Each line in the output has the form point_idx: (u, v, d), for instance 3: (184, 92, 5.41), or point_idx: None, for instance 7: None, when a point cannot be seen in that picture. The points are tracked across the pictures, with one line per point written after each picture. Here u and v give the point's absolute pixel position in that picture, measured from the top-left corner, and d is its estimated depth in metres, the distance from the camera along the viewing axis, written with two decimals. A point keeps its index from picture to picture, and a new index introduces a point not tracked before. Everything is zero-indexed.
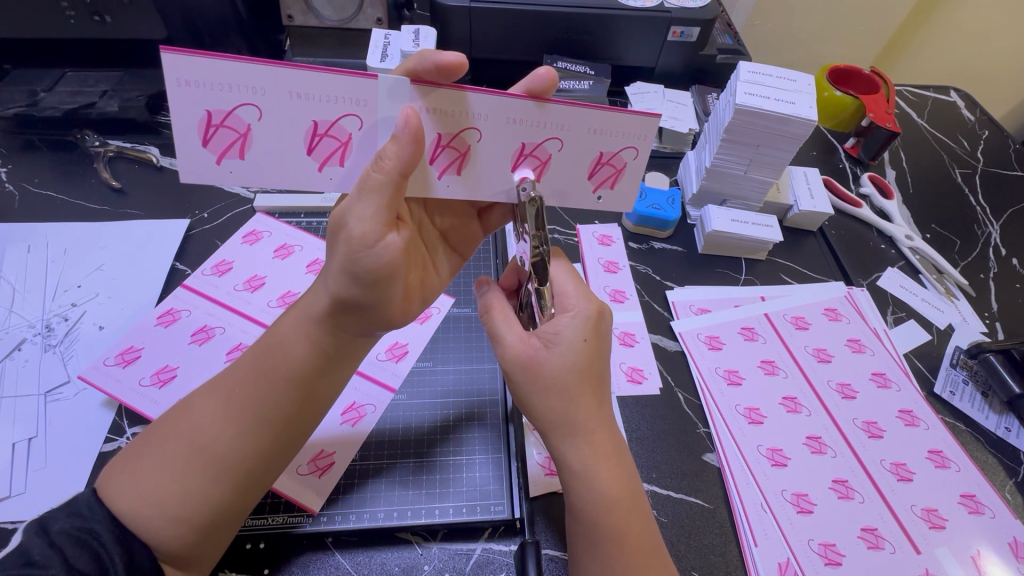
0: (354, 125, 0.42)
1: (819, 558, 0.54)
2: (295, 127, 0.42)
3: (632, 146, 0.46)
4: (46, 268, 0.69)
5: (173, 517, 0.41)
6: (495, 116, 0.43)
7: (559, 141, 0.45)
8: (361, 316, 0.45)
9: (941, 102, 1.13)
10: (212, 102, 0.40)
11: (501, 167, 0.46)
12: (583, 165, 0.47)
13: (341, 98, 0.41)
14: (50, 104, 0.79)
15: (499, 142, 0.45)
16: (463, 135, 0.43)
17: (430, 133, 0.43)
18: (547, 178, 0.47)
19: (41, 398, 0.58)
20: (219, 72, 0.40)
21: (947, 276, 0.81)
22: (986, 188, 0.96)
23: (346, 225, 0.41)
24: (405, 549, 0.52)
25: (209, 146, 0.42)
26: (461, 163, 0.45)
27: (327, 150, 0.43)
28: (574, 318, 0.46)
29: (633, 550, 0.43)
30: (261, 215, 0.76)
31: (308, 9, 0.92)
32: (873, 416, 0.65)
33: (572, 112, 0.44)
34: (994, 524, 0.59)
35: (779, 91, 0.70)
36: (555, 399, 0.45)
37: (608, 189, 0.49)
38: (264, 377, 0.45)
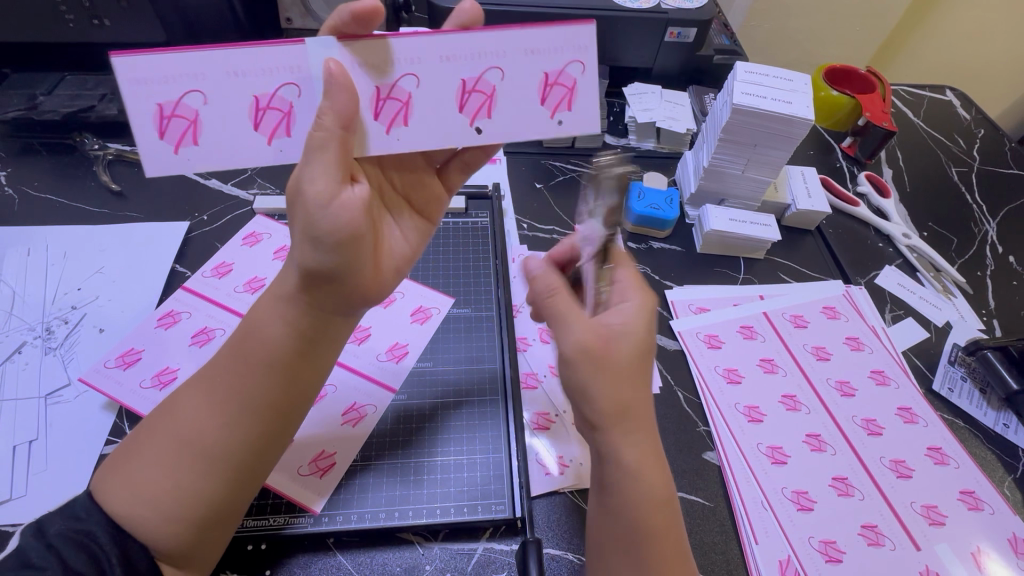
0: (294, 93, 0.43)
1: (820, 556, 0.54)
2: (238, 107, 0.43)
3: (574, 59, 0.47)
4: (46, 271, 0.69)
5: (167, 516, 0.41)
6: (427, 58, 0.44)
7: (498, 70, 0.46)
8: (333, 287, 0.45)
9: (937, 101, 1.14)
10: (163, 94, 0.42)
11: (448, 110, 0.46)
12: (530, 90, 0.47)
13: (278, 68, 0.43)
14: (49, 107, 0.80)
15: (437, 85, 0.45)
16: (401, 82, 0.44)
17: (366, 87, 0.44)
18: (496, 116, 0.47)
19: (41, 401, 0.58)
20: (164, 65, 0.41)
21: (945, 274, 0.82)
22: (982, 186, 0.96)
23: (302, 190, 0.41)
24: (406, 549, 0.52)
25: (166, 138, 0.43)
26: (406, 113, 0.45)
27: (273, 122, 0.44)
28: (636, 304, 0.48)
29: (669, 545, 0.44)
30: (261, 217, 0.76)
31: (306, 11, 0.96)
32: (873, 414, 0.66)
33: (499, 35, 0.45)
34: (993, 520, 0.59)
35: (776, 91, 0.70)
36: (620, 388, 0.44)
37: (566, 110, 0.48)
38: (244, 364, 0.45)
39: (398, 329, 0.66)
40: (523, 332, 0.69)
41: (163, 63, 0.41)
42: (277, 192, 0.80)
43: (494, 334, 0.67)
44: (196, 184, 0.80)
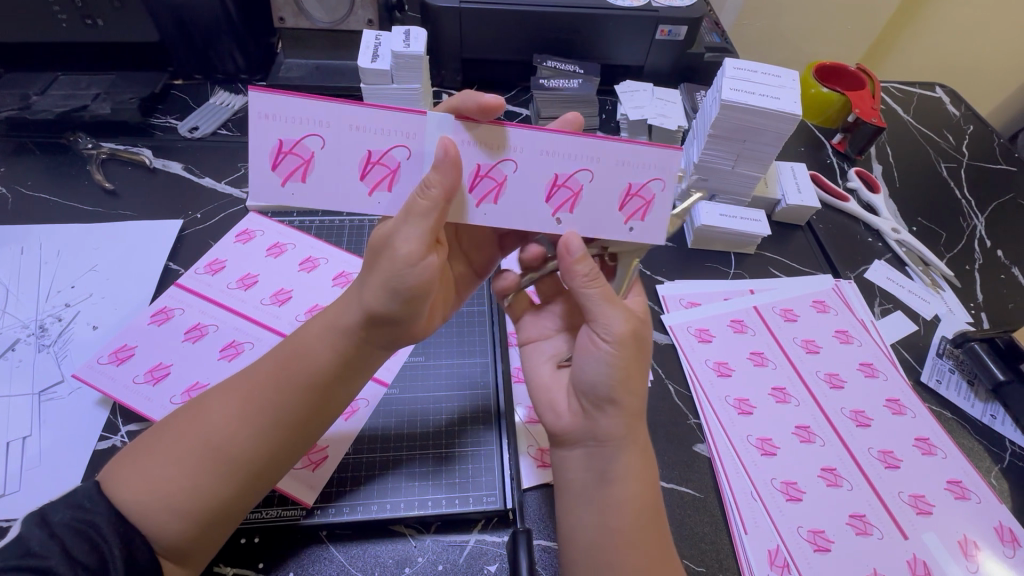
0: (404, 154, 0.45)
1: (808, 545, 0.55)
2: (350, 156, 0.45)
3: (659, 178, 0.46)
4: (39, 270, 0.69)
5: (178, 513, 0.42)
6: (528, 149, 0.45)
7: (589, 172, 0.46)
8: (388, 329, 0.47)
9: (926, 98, 1.14)
10: (287, 132, 0.44)
11: (534, 199, 0.47)
12: (613, 197, 0.47)
13: (394, 131, 0.44)
14: (42, 107, 0.80)
15: (533, 174, 0.46)
16: (500, 166, 0.46)
17: (470, 163, 0.45)
18: (579, 212, 0.47)
19: (36, 397, 0.59)
20: (295, 107, 0.44)
21: (934, 268, 0.83)
22: (971, 181, 0.97)
23: (392, 247, 0.43)
24: (398, 541, 0.52)
25: (277, 170, 0.45)
26: (498, 193, 0.46)
27: (377, 176, 0.45)
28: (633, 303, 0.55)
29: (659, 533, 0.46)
30: (254, 215, 0.76)
31: (300, 11, 0.89)
32: (861, 405, 0.66)
33: (600, 145, 0.46)
34: (980, 509, 0.60)
35: (763, 87, 0.71)
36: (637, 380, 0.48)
37: (640, 221, 0.48)
38: (283, 382, 0.46)
39: None
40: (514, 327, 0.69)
41: (296, 105, 0.44)
42: None
43: (487, 329, 0.68)
44: (189, 183, 0.80)
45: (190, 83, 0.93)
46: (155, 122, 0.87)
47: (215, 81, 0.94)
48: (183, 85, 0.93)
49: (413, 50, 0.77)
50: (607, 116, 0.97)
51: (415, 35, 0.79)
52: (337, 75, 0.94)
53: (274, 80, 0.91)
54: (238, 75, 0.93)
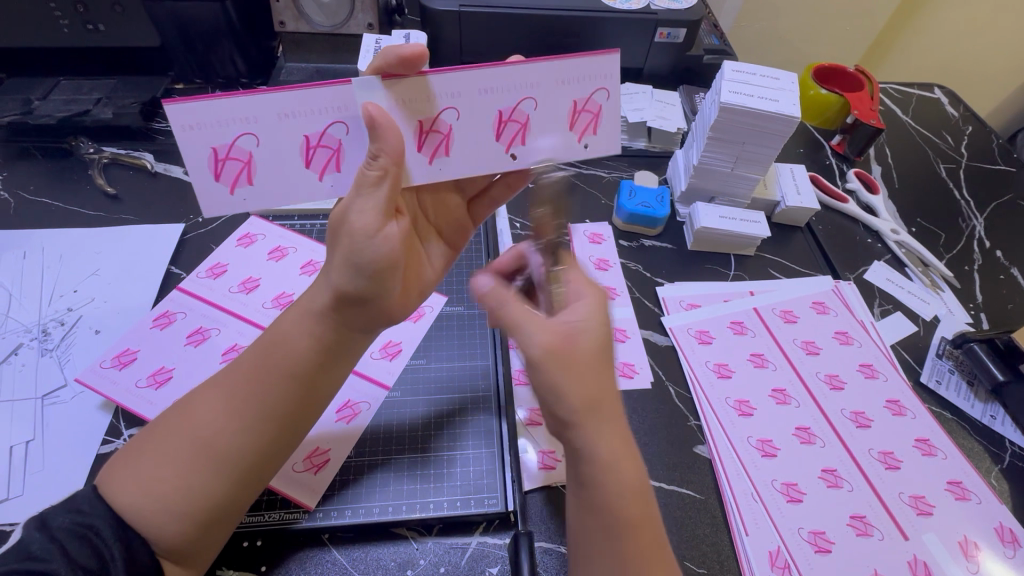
0: (343, 131, 0.45)
1: (809, 546, 0.55)
2: (288, 146, 0.45)
3: (599, 87, 0.48)
4: (42, 274, 0.69)
5: (175, 513, 0.42)
6: (466, 91, 0.45)
7: (532, 100, 0.47)
8: (364, 307, 0.47)
9: (925, 99, 1.15)
10: (217, 138, 0.43)
11: (486, 139, 0.48)
12: (561, 116, 0.48)
13: (325, 108, 0.44)
14: (45, 112, 0.80)
15: (477, 115, 0.46)
16: (442, 117, 0.46)
17: (410, 121, 0.45)
18: (531, 143, 0.49)
19: (38, 401, 0.59)
20: (219, 109, 0.42)
21: (933, 269, 0.83)
22: (970, 182, 0.98)
23: (348, 220, 0.44)
24: (401, 544, 0.52)
25: (221, 179, 0.45)
26: (449, 144, 0.47)
27: (322, 160, 0.46)
28: (582, 302, 0.47)
29: (653, 544, 0.43)
30: (255, 218, 0.76)
31: (300, 16, 0.90)
32: (861, 406, 0.66)
33: (534, 69, 0.46)
34: (980, 510, 0.60)
35: (762, 89, 0.71)
36: (582, 379, 0.43)
37: (591, 134, 0.50)
38: (267, 374, 0.46)
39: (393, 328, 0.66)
40: None
41: (218, 108, 0.42)
42: None
43: (487, 331, 0.68)
44: (191, 187, 0.81)
45: (191, 88, 0.94)
46: (157, 128, 0.86)
47: (216, 85, 0.94)
48: (184, 89, 0.93)
49: None
50: None
51: (414, 38, 0.81)
52: (338, 79, 0.94)
53: (275, 84, 0.92)
54: (240, 79, 0.94)
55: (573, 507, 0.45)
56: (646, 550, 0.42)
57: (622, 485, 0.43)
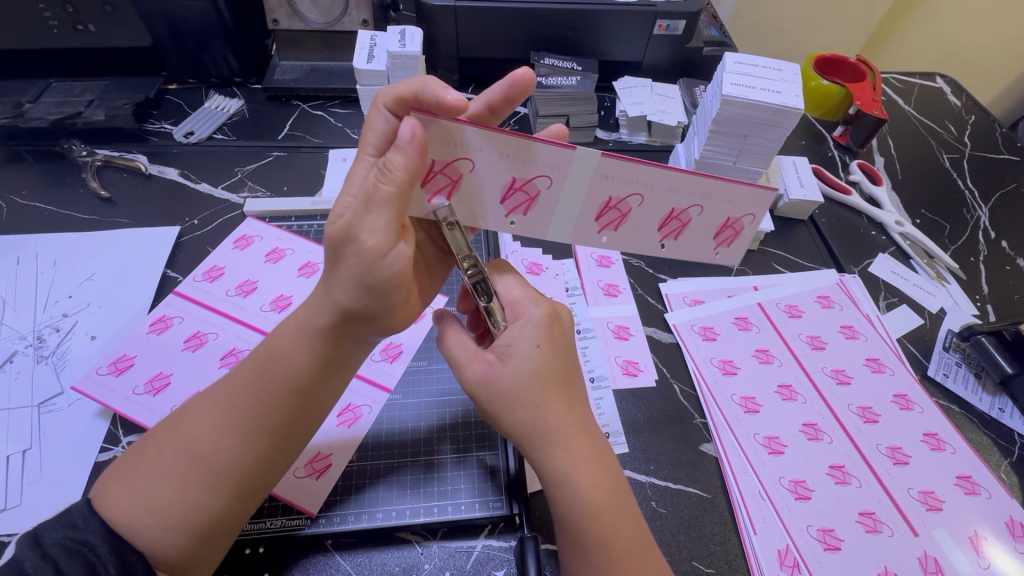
0: (546, 184, 0.45)
1: (818, 544, 0.55)
2: (497, 180, 0.45)
3: (756, 215, 0.47)
4: (37, 279, 0.69)
5: (173, 531, 0.41)
6: (659, 185, 0.45)
7: (701, 208, 0.47)
8: (368, 323, 0.45)
9: (927, 88, 1.13)
10: (438, 153, 0.43)
11: (648, 228, 0.49)
12: (713, 230, 0.49)
13: (542, 163, 0.44)
14: (36, 114, 0.79)
15: (654, 207, 0.47)
16: (628, 200, 0.46)
17: (602, 196, 0.46)
18: (684, 243, 0.50)
19: (35, 410, 0.58)
20: (446, 129, 0.42)
21: (938, 260, 0.82)
22: (974, 172, 0.96)
23: (357, 238, 0.40)
24: (404, 549, 0.52)
25: (425, 188, 0.45)
26: (620, 222, 0.48)
27: (516, 202, 0.46)
28: (526, 325, 0.45)
29: (624, 554, 0.43)
30: (252, 220, 0.76)
31: (293, 12, 0.87)
32: (869, 401, 0.66)
33: (717, 183, 0.46)
34: (991, 504, 0.59)
35: (764, 81, 0.70)
36: (522, 413, 0.44)
37: (726, 248, 0.50)
38: (262, 387, 0.45)
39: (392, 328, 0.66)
40: None
41: (449, 127, 0.42)
42: (267, 194, 0.80)
43: None
44: (185, 188, 0.79)
45: (185, 88, 0.93)
46: (150, 128, 0.86)
47: (210, 85, 0.93)
48: (177, 89, 0.92)
49: (408, 50, 0.76)
50: (605, 112, 0.96)
51: (410, 34, 0.79)
52: (334, 78, 0.93)
53: (269, 83, 0.90)
54: (233, 78, 0.94)
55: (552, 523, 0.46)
56: (618, 560, 0.43)
57: (575, 504, 0.43)
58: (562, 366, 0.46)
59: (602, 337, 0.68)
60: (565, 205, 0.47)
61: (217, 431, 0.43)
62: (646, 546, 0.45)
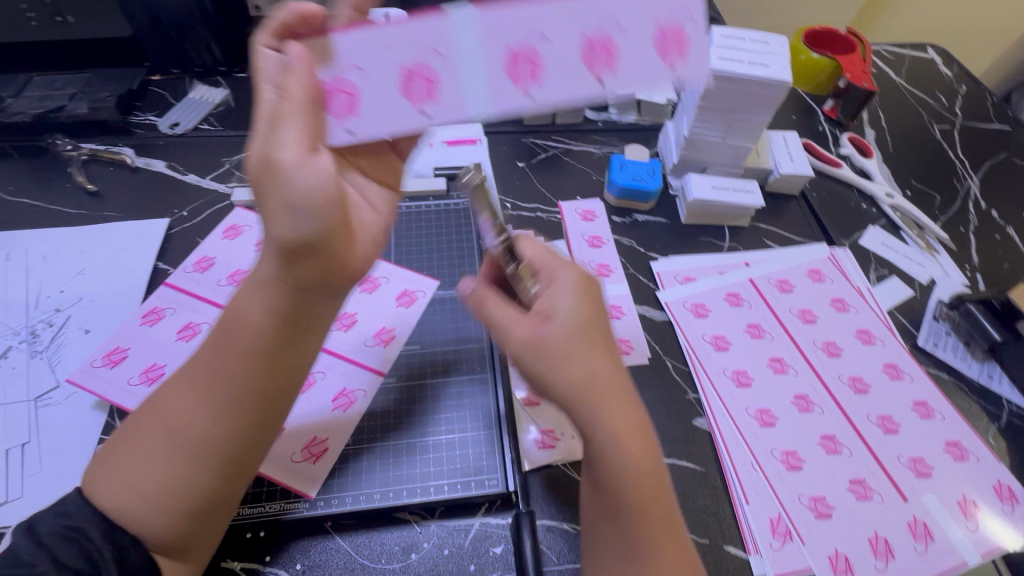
0: (438, 59, 0.46)
1: (809, 512, 0.56)
2: (391, 76, 0.46)
3: (682, 11, 0.47)
4: (27, 275, 0.68)
5: (164, 510, 0.41)
6: (547, 28, 0.47)
7: (613, 28, 0.47)
8: (320, 262, 0.44)
9: (919, 59, 1.13)
10: (324, 71, 0.45)
11: (572, 68, 0.47)
12: (640, 44, 0.47)
13: (421, 41, 0.46)
14: (18, 109, 0.79)
15: (560, 48, 0.47)
16: (529, 45, 0.47)
17: (501, 50, 0.47)
18: (620, 71, 0.47)
19: (32, 404, 0.58)
20: (325, 48, 0.46)
21: (928, 232, 0.82)
22: (964, 143, 0.96)
23: (275, 158, 0.41)
24: (404, 528, 0.53)
25: (330, 112, 0.46)
26: (538, 73, 0.47)
27: (419, 90, 0.47)
28: (563, 286, 0.48)
29: (656, 524, 0.43)
30: (240, 209, 0.75)
31: None
32: (859, 372, 0.66)
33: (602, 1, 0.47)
34: (978, 468, 0.60)
35: (752, 54, 0.69)
36: (572, 369, 0.44)
37: (682, 64, 0.48)
38: (227, 355, 0.44)
39: (385, 314, 0.66)
40: None
41: (328, 42, 0.46)
42: None
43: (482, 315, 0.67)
44: (173, 180, 0.79)
45: (169, 79, 0.92)
46: (135, 120, 0.85)
47: (193, 74, 0.92)
48: (161, 80, 0.91)
49: None
50: None
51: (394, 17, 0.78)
52: None
53: None
54: (217, 67, 0.92)
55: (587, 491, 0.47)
56: (649, 528, 0.43)
57: (617, 469, 0.43)
58: (601, 327, 0.47)
59: None
60: (471, 75, 0.47)
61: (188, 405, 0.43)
62: (675, 519, 0.45)
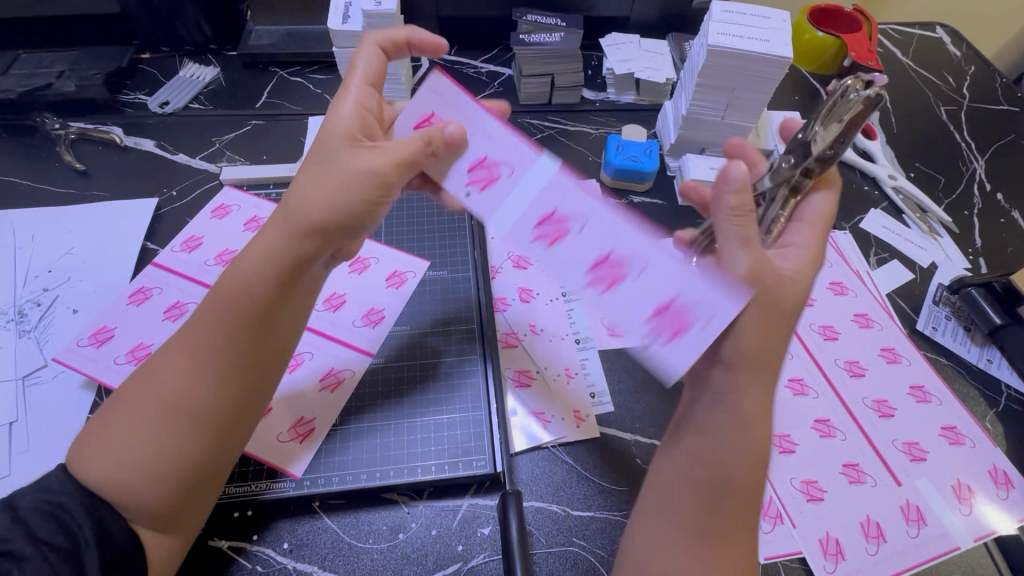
0: (507, 172, 0.49)
1: (801, 495, 0.55)
2: (468, 153, 0.49)
3: (715, 315, 0.44)
4: (15, 255, 0.68)
5: (147, 479, 0.41)
6: (598, 229, 0.48)
7: (642, 267, 0.47)
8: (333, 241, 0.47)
9: (927, 38, 1.10)
10: (439, 107, 0.50)
11: (586, 260, 0.48)
12: (647, 301, 0.47)
13: (507, 151, 0.49)
14: (5, 87, 0.77)
15: (597, 242, 0.48)
16: (565, 222, 0.48)
17: (547, 207, 0.49)
18: (609, 301, 0.47)
19: (19, 382, 0.58)
20: (449, 92, 0.50)
21: (931, 215, 0.80)
22: (971, 125, 0.94)
23: (363, 157, 0.46)
24: (392, 508, 0.52)
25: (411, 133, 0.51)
26: (558, 241, 0.48)
27: (478, 176, 0.49)
28: (799, 252, 0.49)
29: (744, 510, 0.44)
30: (229, 189, 0.74)
31: None
32: (855, 355, 0.65)
33: (650, 247, 0.47)
34: (975, 453, 0.59)
35: (751, 29, 0.67)
36: (766, 336, 0.45)
37: (667, 344, 0.45)
38: (222, 323, 0.44)
39: (374, 294, 0.65)
40: (503, 293, 0.67)
41: (453, 93, 0.50)
42: (246, 163, 0.79)
43: (473, 298, 0.66)
44: (162, 160, 0.78)
45: (159, 57, 0.90)
46: (124, 99, 0.84)
47: (183, 53, 0.90)
48: (150, 58, 0.89)
49: (385, 8, 0.73)
50: (592, 72, 0.93)
51: None
52: (311, 42, 0.90)
53: (245, 49, 0.88)
54: (208, 45, 0.90)
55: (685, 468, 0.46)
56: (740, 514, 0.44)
57: (741, 448, 0.45)
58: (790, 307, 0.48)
59: None
60: (515, 198, 0.49)
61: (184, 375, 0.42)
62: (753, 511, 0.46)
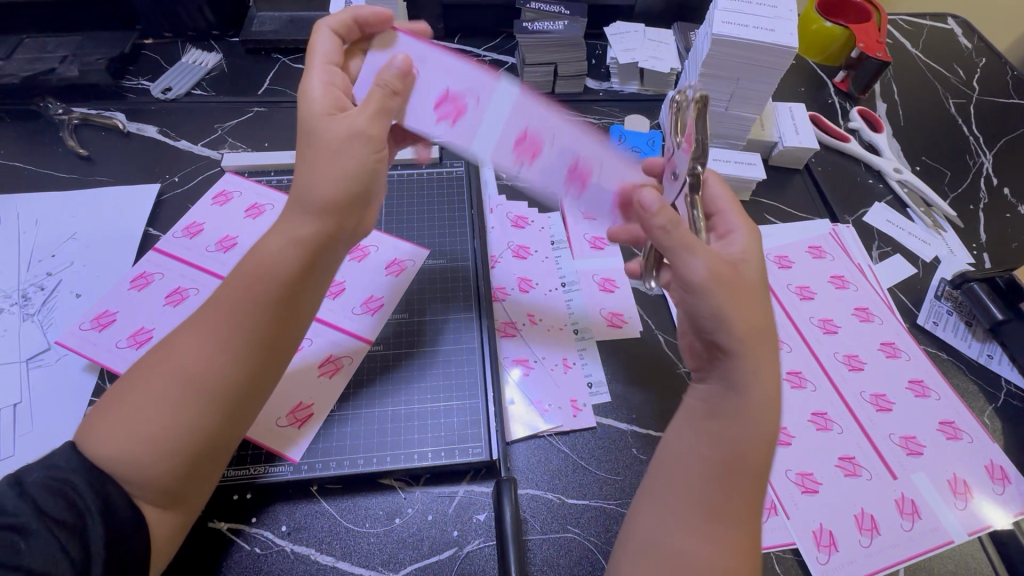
0: (472, 100, 0.54)
1: (796, 487, 0.55)
2: (431, 91, 0.53)
3: (644, 180, 0.58)
4: (19, 239, 0.68)
5: (160, 454, 0.41)
6: (563, 131, 0.56)
7: (601, 167, 0.57)
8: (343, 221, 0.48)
9: (937, 30, 1.08)
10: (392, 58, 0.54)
11: (560, 178, 0.57)
12: (609, 205, 0.59)
13: (468, 81, 0.54)
14: (9, 71, 0.78)
15: (565, 153, 0.57)
16: (539, 135, 0.56)
17: (518, 126, 0.55)
18: (586, 202, 0.58)
19: (24, 364, 0.59)
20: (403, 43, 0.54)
21: (935, 209, 0.80)
22: (980, 118, 0.93)
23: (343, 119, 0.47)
24: (388, 494, 0.53)
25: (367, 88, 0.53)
26: (535, 154, 0.56)
27: (446, 110, 0.53)
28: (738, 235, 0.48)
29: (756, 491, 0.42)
30: (231, 175, 0.74)
31: None
32: (855, 349, 0.65)
33: (603, 149, 0.58)
34: (972, 448, 0.59)
35: (757, 19, 0.66)
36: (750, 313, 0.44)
37: (627, 234, 0.60)
38: (243, 301, 0.44)
39: (373, 282, 0.65)
40: (502, 283, 0.67)
41: (410, 44, 0.54)
42: (248, 150, 0.79)
43: (472, 288, 0.66)
44: (165, 146, 0.78)
45: (161, 42, 0.90)
46: (127, 85, 0.84)
47: (186, 38, 0.90)
48: (153, 44, 0.89)
49: None
50: (596, 61, 0.93)
51: None
52: (313, 29, 0.90)
53: (247, 35, 0.88)
54: (210, 31, 0.90)
55: (700, 452, 0.43)
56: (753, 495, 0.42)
57: (755, 431, 0.42)
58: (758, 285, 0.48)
59: (588, 290, 0.68)
60: (485, 128, 0.55)
61: (203, 351, 0.43)
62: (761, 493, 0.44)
